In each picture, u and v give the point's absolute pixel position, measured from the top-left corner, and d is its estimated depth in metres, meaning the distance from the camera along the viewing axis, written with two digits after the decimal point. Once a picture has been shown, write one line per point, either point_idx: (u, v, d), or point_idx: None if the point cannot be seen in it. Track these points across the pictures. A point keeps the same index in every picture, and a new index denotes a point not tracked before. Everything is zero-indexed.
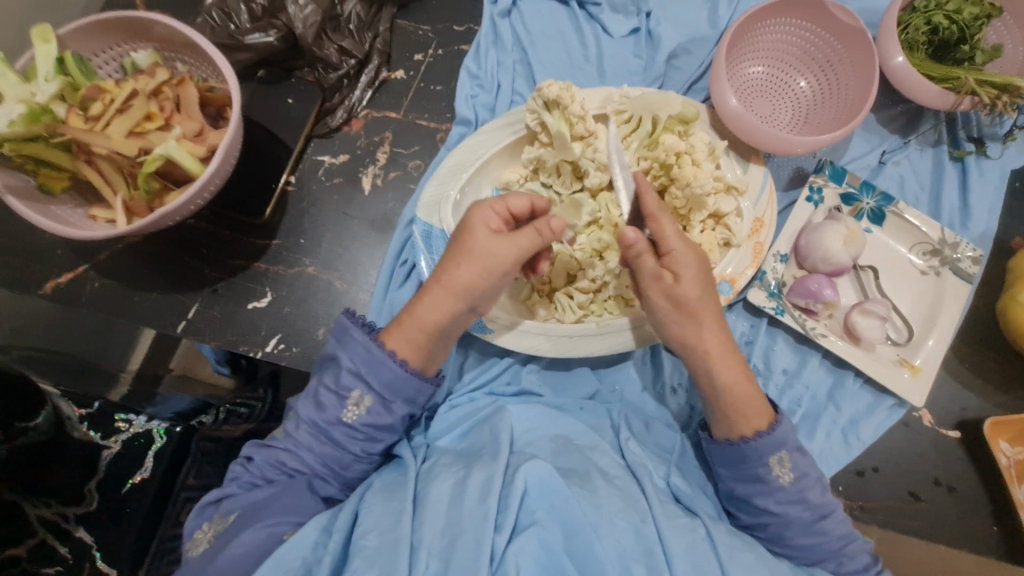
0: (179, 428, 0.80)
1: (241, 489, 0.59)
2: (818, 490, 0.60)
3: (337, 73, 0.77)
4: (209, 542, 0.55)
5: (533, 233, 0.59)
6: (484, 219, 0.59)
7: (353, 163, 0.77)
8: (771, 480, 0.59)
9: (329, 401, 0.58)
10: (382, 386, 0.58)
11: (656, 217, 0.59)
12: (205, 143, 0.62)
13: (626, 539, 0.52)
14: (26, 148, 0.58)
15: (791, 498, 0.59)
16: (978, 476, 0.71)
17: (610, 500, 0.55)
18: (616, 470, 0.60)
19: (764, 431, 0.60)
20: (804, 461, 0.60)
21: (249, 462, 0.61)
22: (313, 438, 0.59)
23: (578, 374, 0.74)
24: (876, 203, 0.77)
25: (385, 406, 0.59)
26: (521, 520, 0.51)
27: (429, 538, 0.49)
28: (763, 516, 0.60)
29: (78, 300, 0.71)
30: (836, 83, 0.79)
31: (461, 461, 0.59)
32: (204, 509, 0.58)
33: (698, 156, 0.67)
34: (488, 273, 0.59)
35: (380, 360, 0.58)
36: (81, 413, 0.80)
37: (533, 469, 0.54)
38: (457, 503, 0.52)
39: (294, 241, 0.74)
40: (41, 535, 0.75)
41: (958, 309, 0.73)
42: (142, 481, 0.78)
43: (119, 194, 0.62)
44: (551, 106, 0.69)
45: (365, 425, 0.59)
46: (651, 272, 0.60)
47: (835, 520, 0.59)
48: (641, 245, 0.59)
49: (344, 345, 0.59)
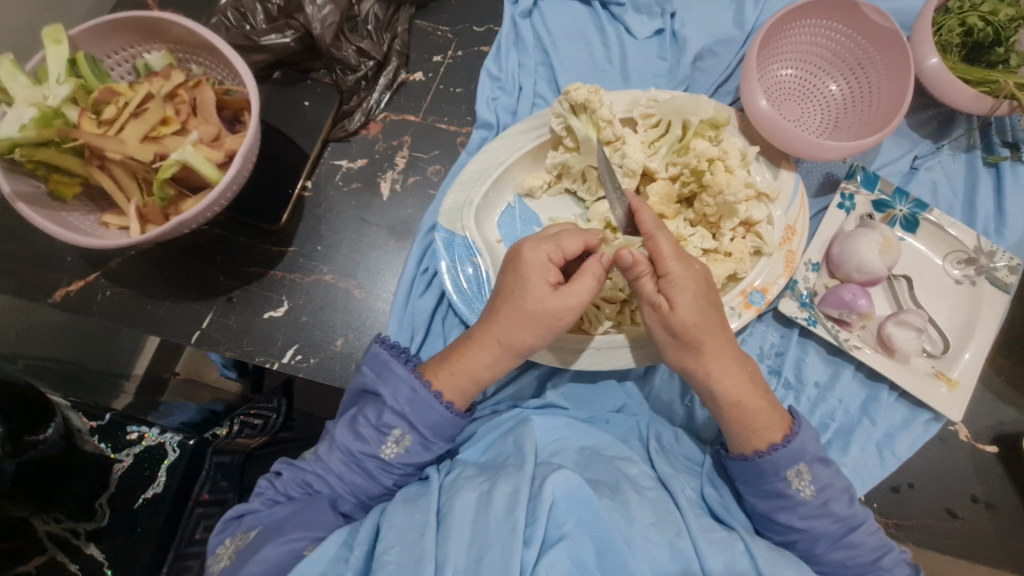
0: (193, 442, 0.80)
1: (263, 506, 0.57)
2: (844, 501, 0.58)
3: (355, 75, 0.75)
4: (229, 559, 0.53)
5: (590, 279, 0.58)
6: (540, 262, 0.58)
7: (372, 167, 0.75)
8: (793, 494, 0.57)
9: (370, 435, 0.57)
10: (426, 426, 0.58)
11: (654, 237, 0.59)
12: (223, 148, 0.60)
13: (660, 555, 0.49)
14: (38, 153, 0.56)
15: (816, 512, 0.57)
16: (1016, 492, 0.68)
17: (643, 513, 0.52)
18: (647, 481, 0.57)
19: (778, 444, 0.58)
20: (826, 473, 0.58)
21: (277, 476, 0.59)
22: (345, 466, 0.58)
23: (604, 387, 0.72)
24: (910, 209, 0.74)
25: (425, 447, 0.59)
26: (550, 533, 0.48)
27: (455, 556, 0.47)
28: (791, 533, 0.57)
29: (89, 309, 0.69)
30: (868, 87, 0.77)
31: (485, 473, 0.56)
32: (227, 524, 0.57)
33: (731, 162, 0.65)
34: (541, 333, 0.58)
35: (427, 400, 0.58)
36: (92, 426, 0.80)
37: (560, 480, 0.51)
38: (483, 516, 0.49)
39: (311, 248, 0.72)
40: (51, 553, 0.73)
41: (996, 320, 0.70)
42: (154, 496, 0.77)
43: (133, 201, 0.60)
44: (578, 110, 0.67)
45: (403, 463, 0.58)
46: (649, 298, 0.60)
47: (865, 532, 0.57)
48: (639, 266, 0.59)
49: (386, 381, 0.59)
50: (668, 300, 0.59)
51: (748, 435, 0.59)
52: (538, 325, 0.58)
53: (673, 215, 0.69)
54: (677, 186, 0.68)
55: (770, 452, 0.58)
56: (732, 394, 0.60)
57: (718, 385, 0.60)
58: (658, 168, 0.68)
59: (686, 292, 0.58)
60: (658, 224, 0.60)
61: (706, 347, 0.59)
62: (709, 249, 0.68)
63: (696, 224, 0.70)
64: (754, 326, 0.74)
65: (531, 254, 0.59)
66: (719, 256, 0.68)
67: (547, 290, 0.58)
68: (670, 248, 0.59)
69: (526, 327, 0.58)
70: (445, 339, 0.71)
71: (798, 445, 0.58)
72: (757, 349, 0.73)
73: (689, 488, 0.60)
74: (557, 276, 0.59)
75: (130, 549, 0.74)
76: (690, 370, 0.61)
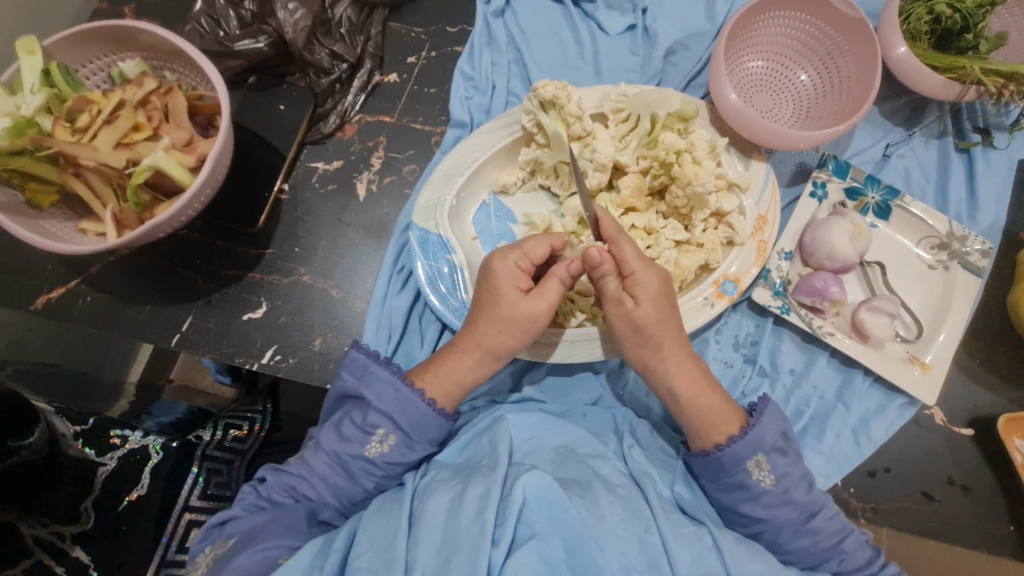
0: (176, 443, 0.81)
1: (244, 512, 0.58)
2: (803, 488, 0.58)
3: (329, 78, 0.75)
4: (207, 567, 0.54)
5: (557, 283, 0.60)
6: (511, 271, 0.61)
7: (348, 169, 0.76)
8: (753, 485, 0.58)
9: (354, 436, 0.59)
10: (409, 425, 0.59)
11: (617, 242, 0.60)
12: (195, 153, 0.61)
13: (629, 551, 0.50)
14: (12, 162, 0.57)
15: (778, 501, 0.58)
16: (993, 473, 0.69)
17: (613, 510, 0.53)
18: (619, 479, 0.57)
19: (735, 436, 0.59)
20: (783, 463, 0.59)
21: (261, 483, 0.60)
22: (330, 468, 0.59)
23: (580, 380, 0.73)
24: (882, 196, 0.75)
25: (408, 446, 0.59)
26: (519, 533, 0.49)
27: (425, 557, 0.48)
28: (754, 524, 0.58)
29: (70, 316, 0.70)
30: (837, 76, 0.78)
31: (459, 474, 0.57)
32: (209, 532, 0.58)
33: (699, 153, 0.65)
34: (511, 331, 0.60)
35: (410, 399, 0.59)
36: (76, 430, 0.80)
37: (532, 479, 0.52)
38: (454, 518, 0.50)
39: (289, 250, 0.72)
40: (37, 556, 0.73)
41: (969, 303, 0.71)
42: (139, 498, 0.77)
43: (108, 207, 0.61)
44: (548, 107, 0.68)
45: (387, 462, 0.59)
46: (612, 295, 0.60)
47: (824, 517, 0.58)
48: (606, 266, 0.59)
49: (369, 384, 0.60)
50: (631, 296, 0.60)
51: (720, 426, 0.60)
52: (516, 328, 0.60)
53: (645, 208, 0.71)
54: (648, 179, 0.69)
55: (727, 446, 0.59)
56: (703, 386, 0.61)
57: (686, 377, 0.61)
58: (629, 163, 0.69)
59: (651, 290, 0.60)
60: (621, 230, 0.61)
61: (665, 343, 0.61)
62: (681, 240, 0.69)
63: (669, 216, 0.71)
64: (730, 316, 0.75)
65: (500, 264, 0.61)
66: (691, 247, 0.69)
67: (519, 295, 0.60)
68: (634, 250, 0.60)
69: (504, 331, 0.60)
70: (422, 336, 0.72)
71: (754, 436, 0.59)
72: (732, 339, 0.74)
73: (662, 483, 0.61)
74: (528, 283, 0.61)
75: (116, 550, 0.74)
76: (650, 369, 0.62)
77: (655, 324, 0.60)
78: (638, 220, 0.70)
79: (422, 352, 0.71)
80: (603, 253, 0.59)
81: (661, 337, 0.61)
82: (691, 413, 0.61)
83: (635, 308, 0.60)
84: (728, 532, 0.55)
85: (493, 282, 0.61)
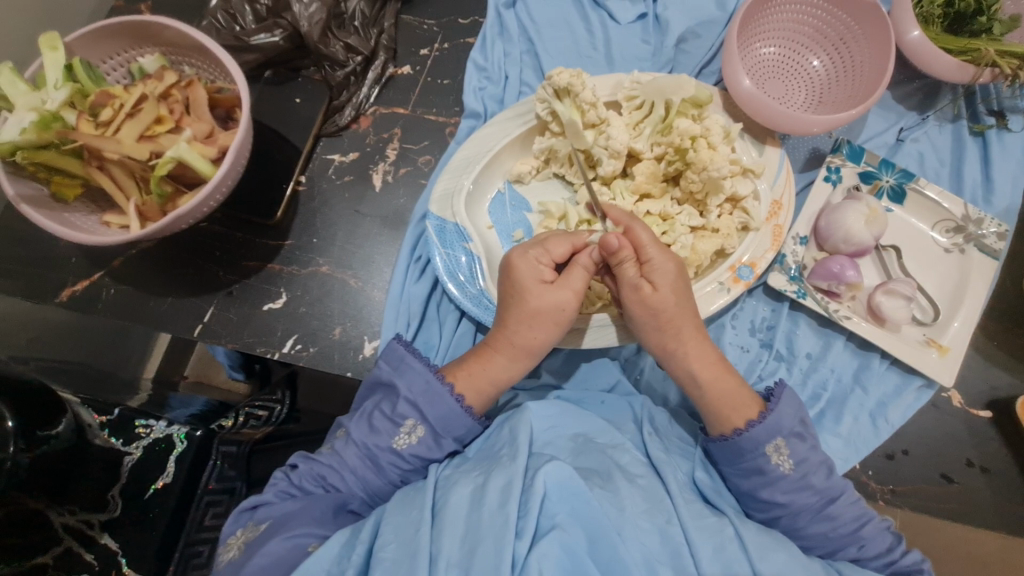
0: (200, 432, 0.82)
1: (277, 498, 0.59)
2: (822, 474, 0.59)
3: (344, 71, 0.76)
4: (239, 548, 0.55)
5: (581, 272, 0.62)
6: (531, 270, 0.62)
7: (363, 160, 0.76)
8: (772, 470, 0.58)
9: (384, 427, 0.60)
10: (436, 419, 0.60)
11: (631, 229, 0.62)
12: (216, 144, 0.62)
13: (651, 541, 0.51)
14: (39, 155, 0.58)
15: (796, 486, 0.58)
16: (1011, 455, 0.69)
17: (634, 501, 0.53)
18: (638, 469, 0.58)
19: (755, 421, 0.59)
20: (802, 448, 0.59)
21: (293, 470, 0.61)
22: (360, 461, 0.60)
23: (598, 366, 0.74)
24: (896, 180, 0.75)
25: (435, 441, 0.60)
26: (542, 524, 0.50)
27: (449, 548, 0.49)
28: (773, 509, 0.59)
29: (95, 307, 0.71)
30: (850, 61, 0.78)
31: (480, 465, 0.58)
32: (241, 515, 0.59)
33: (714, 139, 0.65)
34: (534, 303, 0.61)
35: (440, 392, 0.60)
36: (101, 421, 0.81)
37: (552, 470, 0.52)
38: (477, 510, 0.51)
39: (307, 240, 0.73)
40: (66, 543, 0.75)
41: (985, 287, 0.71)
42: (165, 486, 0.79)
43: (132, 200, 0.62)
44: (562, 94, 0.68)
45: (413, 454, 0.60)
46: (630, 282, 0.61)
47: (845, 503, 0.58)
48: (623, 252, 0.61)
49: (403, 374, 0.61)
50: (650, 283, 0.61)
51: (739, 409, 0.61)
52: (526, 298, 0.62)
53: (660, 194, 0.71)
54: (662, 165, 0.70)
55: (747, 429, 0.59)
56: (716, 370, 0.62)
57: (702, 360, 0.62)
58: (643, 149, 0.70)
59: (668, 274, 0.61)
60: (630, 216, 0.64)
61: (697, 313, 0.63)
62: (697, 226, 0.70)
63: (684, 202, 0.71)
64: (745, 301, 0.75)
65: (523, 262, 0.62)
66: (706, 232, 0.69)
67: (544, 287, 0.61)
68: (649, 235, 0.62)
69: (535, 327, 0.61)
70: (440, 325, 0.72)
71: (772, 421, 0.59)
72: (748, 324, 0.74)
73: (683, 470, 0.62)
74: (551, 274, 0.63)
75: (139, 538, 0.76)
76: (673, 352, 0.63)
77: (654, 311, 0.61)
78: (652, 206, 0.70)
79: (441, 340, 0.71)
80: (618, 237, 0.60)
81: (676, 321, 0.62)
82: (710, 396, 0.62)
83: (657, 292, 0.61)
84: (749, 521, 0.56)
85: (516, 285, 0.62)
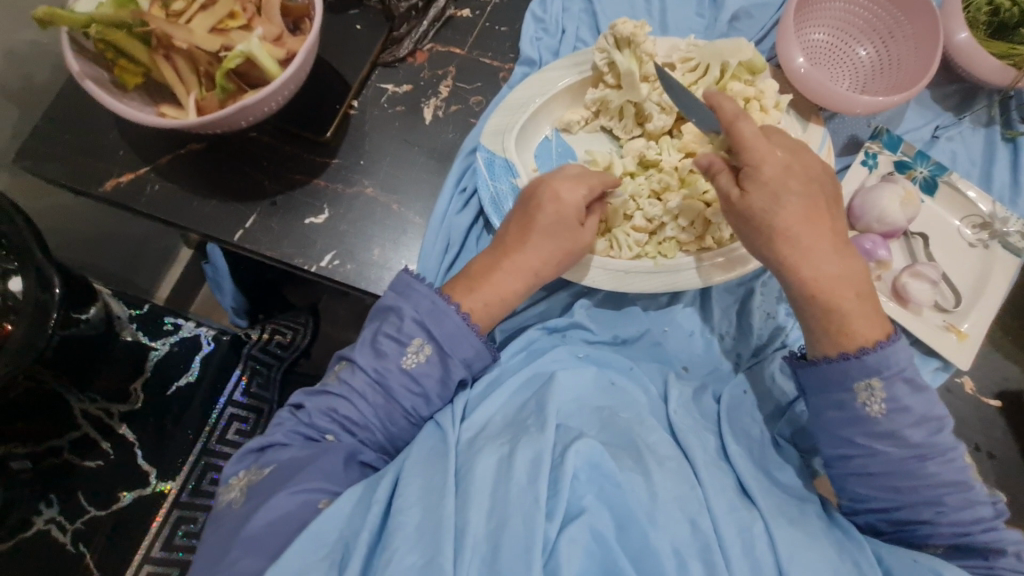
0: (227, 338, 0.99)
1: (284, 439, 0.59)
2: (924, 430, 0.54)
3: (407, 3, 0.78)
4: (242, 490, 0.56)
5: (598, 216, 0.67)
6: (574, 198, 0.64)
7: (416, 93, 0.77)
8: (857, 408, 0.55)
9: (390, 348, 0.60)
10: (443, 336, 0.61)
11: (736, 121, 0.59)
12: (284, 48, 0.63)
13: (682, 531, 0.49)
14: (109, 33, 0.58)
15: (882, 432, 0.55)
16: (1015, 441, 0.72)
17: (666, 485, 0.52)
18: (666, 450, 0.56)
19: (870, 347, 0.55)
20: (907, 393, 0.55)
21: (297, 410, 0.61)
22: (368, 386, 0.59)
23: (630, 313, 0.75)
24: (930, 172, 0.78)
25: (442, 360, 0.61)
26: (570, 506, 0.49)
27: (475, 522, 0.48)
28: (849, 446, 0.56)
29: (137, 200, 0.71)
30: (897, 55, 0.80)
31: (506, 433, 0.57)
32: (246, 456, 0.59)
33: (767, 102, 0.70)
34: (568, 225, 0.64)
35: (445, 310, 0.61)
36: (131, 313, 0.98)
37: (581, 449, 0.52)
38: (503, 483, 0.50)
39: (354, 161, 0.74)
40: (83, 429, 0.90)
41: (1006, 280, 0.74)
42: (191, 383, 0.96)
43: (192, 93, 0.62)
44: (622, 45, 0.69)
45: (422, 375, 0.60)
46: (722, 188, 0.61)
47: (940, 462, 0.54)
48: (716, 163, 0.61)
49: (409, 298, 0.62)
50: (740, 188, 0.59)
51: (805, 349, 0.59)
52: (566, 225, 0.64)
53: None
54: None
55: (857, 355, 0.55)
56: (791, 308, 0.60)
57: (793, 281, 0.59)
58: None
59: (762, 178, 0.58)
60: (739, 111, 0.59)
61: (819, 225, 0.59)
62: None
63: None
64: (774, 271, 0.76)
65: (569, 193, 0.64)
66: None
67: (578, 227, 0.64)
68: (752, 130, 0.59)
69: (550, 261, 0.64)
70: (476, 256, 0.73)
71: (861, 372, 0.56)
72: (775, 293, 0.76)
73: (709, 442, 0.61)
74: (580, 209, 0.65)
75: (166, 429, 0.94)
76: None
77: (790, 213, 0.58)
78: None
79: None
80: (712, 155, 0.62)
81: None
82: (821, 309, 0.58)
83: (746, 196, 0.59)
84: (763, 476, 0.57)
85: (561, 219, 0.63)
